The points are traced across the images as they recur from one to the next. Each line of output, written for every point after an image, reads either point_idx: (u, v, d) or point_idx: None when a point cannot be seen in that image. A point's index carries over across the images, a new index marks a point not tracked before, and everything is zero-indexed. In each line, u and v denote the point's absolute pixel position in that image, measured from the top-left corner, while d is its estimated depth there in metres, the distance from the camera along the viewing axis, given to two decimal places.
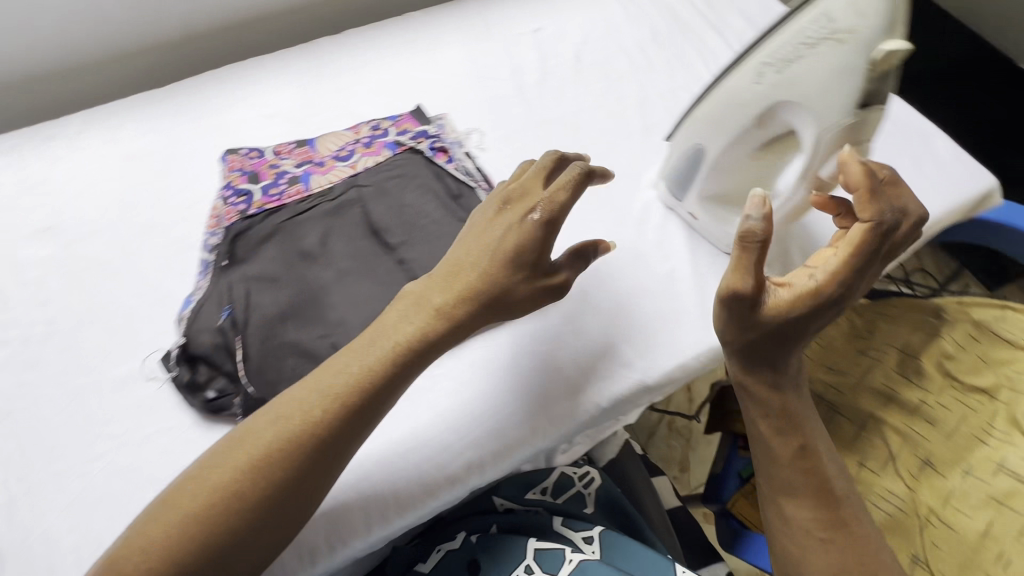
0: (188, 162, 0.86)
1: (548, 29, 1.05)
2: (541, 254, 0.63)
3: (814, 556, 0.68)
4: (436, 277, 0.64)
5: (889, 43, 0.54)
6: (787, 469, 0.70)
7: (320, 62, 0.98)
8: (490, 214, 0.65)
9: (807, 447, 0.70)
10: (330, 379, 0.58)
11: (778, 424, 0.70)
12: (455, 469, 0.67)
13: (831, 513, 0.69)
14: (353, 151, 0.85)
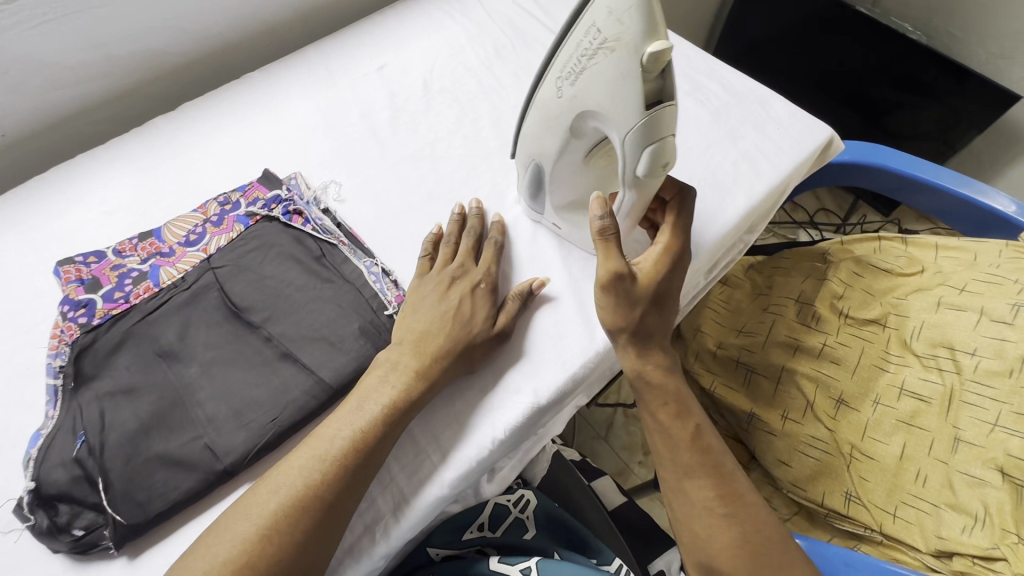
0: (23, 281, 0.79)
1: (394, 64, 1.04)
2: (489, 309, 0.74)
3: (720, 533, 0.67)
4: (405, 343, 0.70)
5: (652, 45, 0.56)
6: (679, 449, 0.71)
7: (157, 142, 0.93)
8: (442, 282, 0.75)
9: (695, 424, 0.72)
10: (244, 525, 0.58)
11: (664, 405, 0.72)
12: (355, 540, 0.65)
13: (726, 487, 0.69)
14: (203, 232, 0.81)
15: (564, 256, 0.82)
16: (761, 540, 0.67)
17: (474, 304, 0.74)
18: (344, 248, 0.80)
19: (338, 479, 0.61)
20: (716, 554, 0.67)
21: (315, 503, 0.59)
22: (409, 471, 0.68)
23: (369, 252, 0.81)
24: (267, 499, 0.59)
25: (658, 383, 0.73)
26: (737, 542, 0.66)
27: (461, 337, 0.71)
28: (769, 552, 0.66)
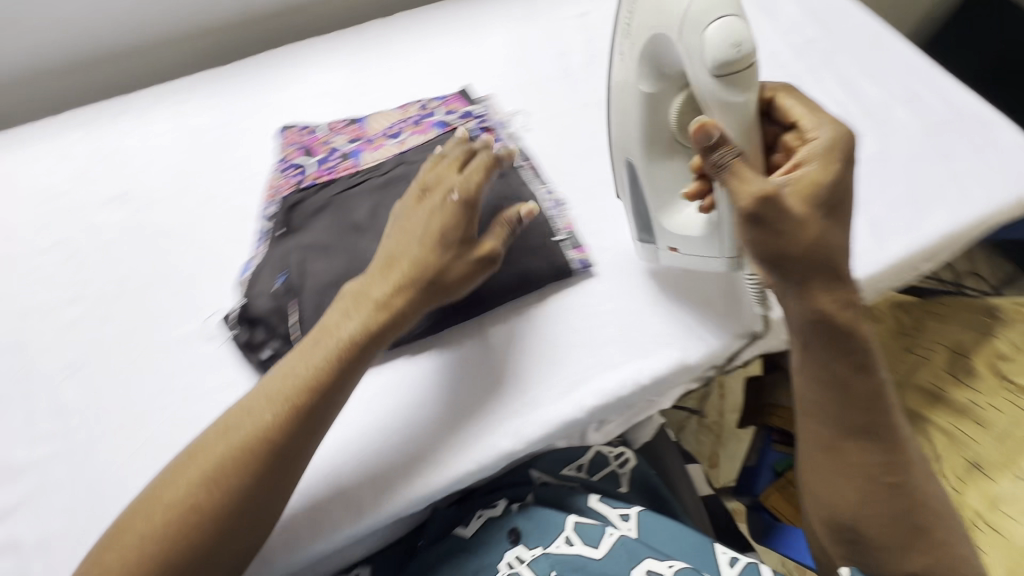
0: (245, 138, 0.90)
1: (595, 12, 1.04)
2: (462, 234, 0.65)
3: (874, 500, 0.62)
4: (374, 271, 0.65)
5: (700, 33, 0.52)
6: (846, 409, 0.62)
7: (370, 43, 1.00)
8: (413, 201, 0.68)
9: (876, 385, 0.62)
10: (241, 424, 0.58)
11: (843, 358, 0.60)
12: (423, 460, 0.67)
13: (894, 457, 0.62)
14: (402, 129, 0.87)
15: None
16: (923, 516, 0.61)
17: (418, 229, 0.66)
18: (526, 171, 0.83)
19: (294, 401, 0.59)
20: (861, 518, 0.62)
21: (281, 416, 0.58)
22: (549, 387, 0.70)
23: (547, 181, 0.84)
24: (245, 410, 0.59)
25: (840, 336, 0.59)
26: (893, 512, 0.61)
27: (429, 266, 0.64)
28: (927, 528, 0.61)
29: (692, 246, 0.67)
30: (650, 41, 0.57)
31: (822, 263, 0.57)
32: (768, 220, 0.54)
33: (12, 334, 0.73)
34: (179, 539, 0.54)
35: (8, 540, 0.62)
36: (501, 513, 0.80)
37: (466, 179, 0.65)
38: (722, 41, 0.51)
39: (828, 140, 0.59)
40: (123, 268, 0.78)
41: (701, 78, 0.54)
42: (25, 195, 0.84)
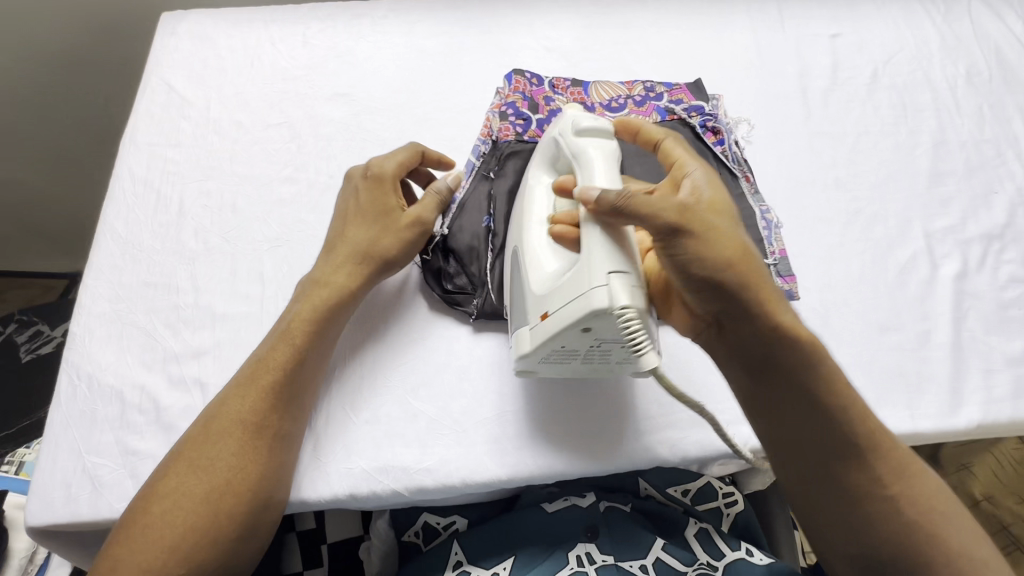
0: (467, 72, 0.90)
1: (849, 37, 0.95)
2: (362, 216, 0.66)
3: (881, 519, 0.54)
4: (327, 257, 0.66)
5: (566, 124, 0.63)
6: (824, 422, 0.55)
7: (606, 10, 0.97)
8: (358, 185, 0.68)
9: (836, 388, 0.56)
10: (236, 377, 0.59)
11: (790, 366, 0.55)
12: (509, 460, 0.63)
13: (873, 460, 0.55)
14: (625, 105, 0.84)
15: (957, 316, 0.72)
16: (934, 521, 0.54)
17: (343, 212, 0.68)
18: (744, 185, 0.78)
19: (290, 349, 0.60)
20: (877, 541, 0.54)
21: (273, 361, 0.59)
22: (717, 409, 0.67)
23: (763, 200, 0.79)
24: (254, 354, 0.61)
25: (801, 344, 0.55)
26: (902, 526, 0.54)
27: (365, 242, 0.65)
28: (942, 538, 0.54)
29: (554, 299, 0.55)
30: (549, 139, 0.64)
31: (747, 276, 0.54)
32: (686, 243, 0.53)
33: (231, 194, 0.78)
34: (240, 475, 0.54)
35: (193, 377, 0.66)
36: (587, 506, 0.75)
37: (384, 157, 0.68)
38: (573, 117, 0.61)
39: (700, 174, 0.58)
40: (335, 162, 0.81)
41: (571, 144, 0.60)
42: (264, 71, 0.89)
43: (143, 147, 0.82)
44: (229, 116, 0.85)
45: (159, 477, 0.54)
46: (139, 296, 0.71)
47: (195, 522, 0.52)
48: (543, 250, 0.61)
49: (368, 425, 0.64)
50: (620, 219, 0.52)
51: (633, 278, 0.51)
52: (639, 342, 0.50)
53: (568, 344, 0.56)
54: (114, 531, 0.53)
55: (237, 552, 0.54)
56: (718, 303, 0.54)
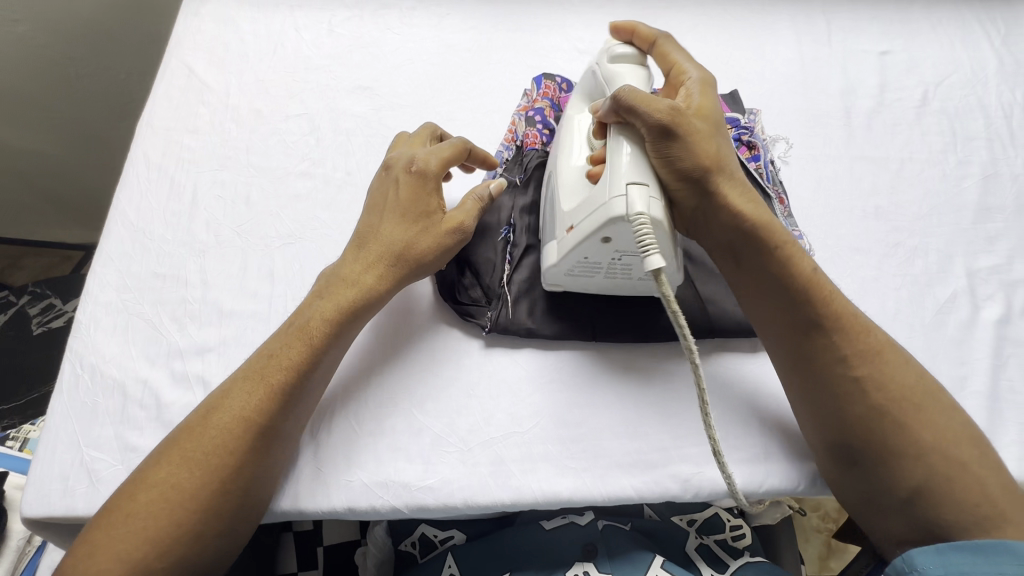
0: (495, 71, 0.87)
1: (899, 55, 0.90)
2: (402, 215, 0.62)
3: (851, 402, 0.53)
4: (356, 249, 0.63)
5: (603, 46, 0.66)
6: (797, 312, 0.55)
7: (644, 13, 0.93)
8: (401, 178, 0.63)
9: (820, 281, 0.56)
10: (248, 369, 0.57)
11: (761, 255, 0.56)
12: (512, 483, 0.61)
13: (851, 348, 0.54)
14: None
15: (997, 363, 0.68)
16: (904, 413, 0.52)
17: (377, 205, 0.64)
18: (778, 207, 0.74)
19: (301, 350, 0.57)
20: (845, 424, 0.53)
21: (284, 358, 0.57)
22: (732, 446, 0.63)
23: (797, 225, 0.75)
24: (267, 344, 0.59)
25: (773, 237, 0.56)
26: (873, 410, 0.52)
27: (399, 241, 0.62)
28: (917, 432, 0.51)
29: (578, 213, 0.57)
30: (585, 71, 0.67)
31: (722, 182, 0.56)
32: (671, 136, 0.54)
33: (245, 186, 0.76)
34: (232, 474, 0.52)
35: (197, 374, 0.65)
36: (585, 522, 0.73)
37: (429, 152, 0.64)
38: (606, 46, 0.64)
39: (696, 78, 0.61)
40: (353, 159, 0.79)
41: (602, 68, 0.63)
42: (287, 59, 0.86)
43: (160, 132, 0.80)
44: (248, 105, 0.82)
45: (152, 460, 0.53)
46: (147, 287, 0.69)
47: (182, 518, 0.50)
48: (573, 173, 0.61)
49: (372, 439, 0.62)
50: (627, 117, 0.55)
51: (651, 192, 0.53)
52: (647, 243, 0.50)
53: (591, 257, 0.58)
54: (98, 514, 0.52)
55: (218, 549, 0.53)
56: (697, 198, 0.56)
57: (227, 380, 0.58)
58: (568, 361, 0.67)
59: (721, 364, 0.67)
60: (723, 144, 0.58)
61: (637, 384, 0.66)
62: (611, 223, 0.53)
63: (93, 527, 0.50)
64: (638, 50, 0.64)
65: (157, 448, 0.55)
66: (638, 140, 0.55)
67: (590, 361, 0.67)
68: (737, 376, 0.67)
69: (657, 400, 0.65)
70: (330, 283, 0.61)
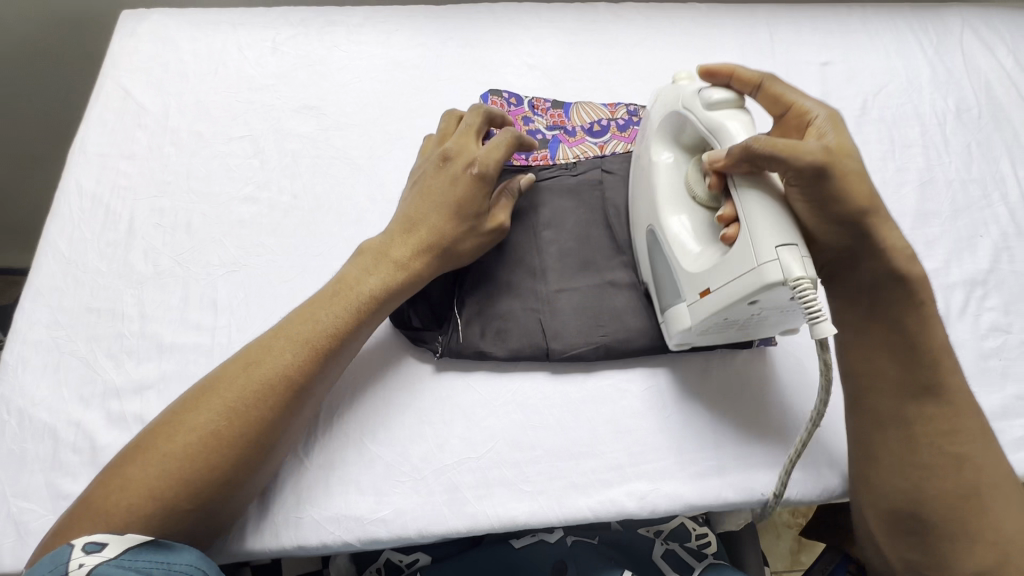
0: (445, 87, 0.86)
1: (840, 66, 0.93)
2: (457, 209, 0.64)
3: (939, 478, 0.54)
4: (401, 229, 0.64)
5: (716, 96, 0.59)
6: (918, 371, 0.55)
7: (593, 27, 0.93)
8: (458, 172, 0.64)
9: (928, 317, 0.56)
10: (291, 332, 0.57)
11: (906, 299, 0.56)
12: (468, 510, 0.60)
13: (959, 426, 0.55)
14: (606, 129, 0.80)
15: None
16: (985, 493, 0.54)
17: (429, 197, 0.64)
18: None
19: (344, 317, 0.59)
20: (923, 499, 0.54)
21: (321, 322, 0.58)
22: (686, 459, 0.63)
23: None
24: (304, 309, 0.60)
25: (895, 254, 0.55)
26: (959, 489, 0.54)
27: (445, 232, 0.63)
28: (991, 515, 0.53)
29: (717, 275, 0.55)
30: (672, 114, 0.63)
31: (879, 224, 0.55)
32: (829, 187, 0.52)
33: (185, 214, 0.74)
34: (258, 432, 0.54)
35: (135, 413, 0.62)
36: (555, 540, 0.73)
37: (488, 153, 0.64)
38: (699, 92, 0.60)
39: (825, 116, 0.57)
40: (300, 181, 0.77)
41: (701, 118, 0.59)
42: (229, 79, 0.84)
43: (94, 158, 0.77)
44: (189, 127, 0.80)
45: (187, 400, 0.55)
46: (81, 322, 0.66)
47: (203, 466, 0.51)
48: (686, 233, 0.60)
49: (323, 472, 0.61)
50: (762, 166, 0.52)
51: (801, 250, 0.50)
52: (816, 309, 0.48)
53: (732, 317, 0.56)
54: (126, 448, 0.53)
55: (231, 500, 0.54)
56: (850, 241, 0.55)
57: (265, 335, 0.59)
58: (522, 383, 0.66)
59: (675, 378, 0.67)
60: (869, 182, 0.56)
61: (590, 403, 0.65)
62: (766, 289, 0.50)
63: (112, 464, 0.52)
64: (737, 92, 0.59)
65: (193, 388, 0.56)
66: (770, 187, 0.53)
67: (544, 383, 0.66)
68: (690, 390, 0.67)
69: (610, 418, 0.65)
70: (374, 256, 0.62)
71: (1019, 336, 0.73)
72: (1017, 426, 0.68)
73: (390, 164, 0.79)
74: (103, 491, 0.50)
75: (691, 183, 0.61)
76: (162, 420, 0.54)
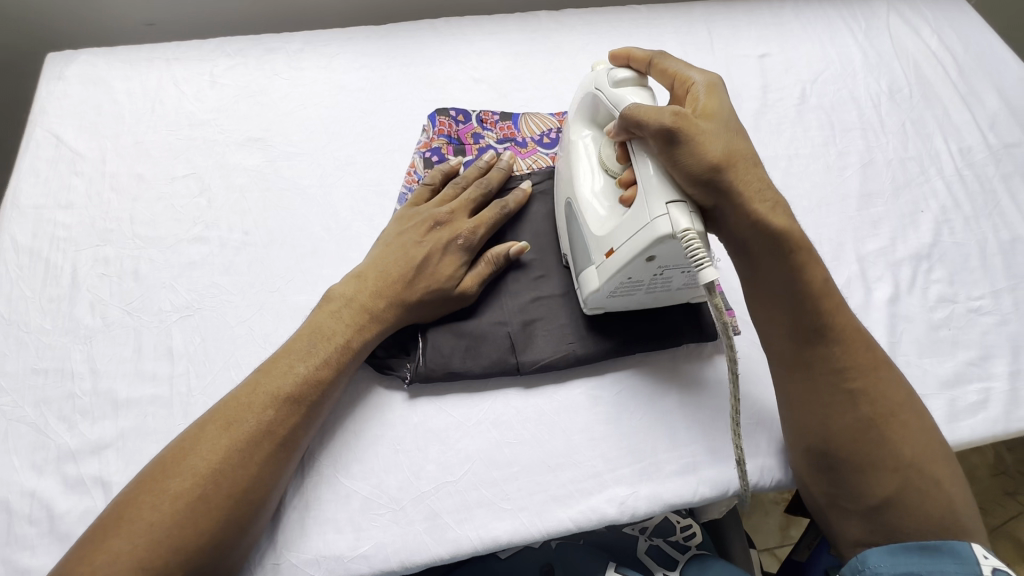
0: (392, 107, 0.85)
1: (776, 57, 0.95)
2: (433, 267, 0.66)
3: (840, 416, 0.56)
4: (377, 280, 0.65)
5: (624, 77, 0.64)
6: (800, 316, 0.57)
7: (536, 36, 0.94)
8: (441, 232, 0.68)
9: (806, 259, 0.56)
10: (267, 383, 0.58)
11: (772, 253, 0.56)
12: (448, 536, 0.59)
13: (847, 362, 0.57)
14: (557, 139, 0.81)
15: (893, 341, 0.73)
16: (890, 426, 0.56)
17: (409, 257, 0.66)
18: None
19: (321, 362, 0.60)
20: (828, 437, 0.56)
21: (296, 369, 0.59)
22: (662, 459, 0.64)
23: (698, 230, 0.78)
24: (279, 355, 0.60)
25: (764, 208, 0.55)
26: (859, 424, 0.56)
27: (419, 289, 0.65)
28: (895, 446, 0.55)
29: (620, 234, 0.58)
30: (587, 95, 0.68)
31: (738, 178, 0.55)
32: (680, 145, 0.55)
33: (131, 261, 0.71)
34: (244, 486, 0.53)
35: (93, 475, 0.59)
36: (540, 546, 0.73)
37: (477, 224, 0.68)
38: (607, 72, 0.65)
39: (701, 83, 0.61)
40: (250, 217, 0.75)
41: (607, 94, 0.64)
42: (168, 117, 0.82)
43: (28, 210, 0.74)
44: (128, 170, 0.77)
45: (165, 462, 0.53)
46: (27, 385, 0.63)
47: (191, 529, 0.50)
48: (593, 199, 0.64)
49: (303, 518, 0.59)
50: (636, 132, 0.58)
51: (689, 206, 0.55)
52: (700, 260, 0.51)
53: (635, 276, 0.59)
54: (101, 520, 0.51)
55: (224, 559, 0.53)
56: (714, 200, 0.55)
57: (240, 387, 0.59)
58: (494, 402, 0.66)
59: (645, 379, 0.68)
60: (740, 141, 0.57)
61: (562, 414, 0.66)
62: (658, 243, 0.54)
63: (86, 541, 0.50)
64: (637, 73, 0.65)
65: (171, 446, 0.55)
66: (644, 149, 0.58)
67: (515, 399, 0.66)
68: (660, 389, 0.67)
69: (584, 427, 0.65)
70: (351, 309, 0.63)
71: (965, 304, 0.77)
72: (971, 391, 0.71)
73: (342, 190, 0.78)
74: (84, 563, 0.48)
75: (602, 161, 0.66)
76: (135, 487, 0.53)
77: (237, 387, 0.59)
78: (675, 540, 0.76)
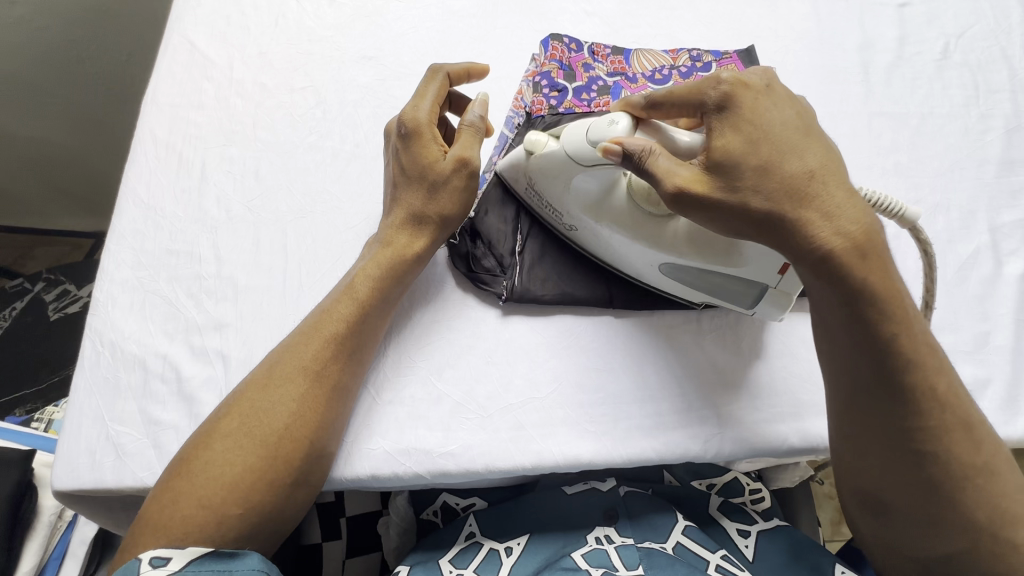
0: (502, 34, 0.84)
1: (919, 7, 0.86)
2: (410, 174, 0.63)
3: None
4: (382, 218, 0.66)
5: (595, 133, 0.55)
6: None
7: None
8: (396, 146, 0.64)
9: (886, 302, 0.47)
10: (335, 300, 0.61)
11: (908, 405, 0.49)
12: (533, 447, 0.61)
13: (943, 450, 0.49)
14: (669, 76, 0.78)
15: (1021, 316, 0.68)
16: None
17: (391, 176, 0.65)
18: None
19: (389, 275, 0.61)
20: None
21: (371, 281, 0.61)
22: (752, 407, 0.63)
23: None
24: (360, 270, 0.62)
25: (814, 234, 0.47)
26: None
27: (413, 203, 0.63)
28: None
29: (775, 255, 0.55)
30: (580, 189, 0.61)
31: (802, 217, 0.47)
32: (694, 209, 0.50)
33: (253, 161, 0.76)
34: (322, 385, 0.57)
35: (215, 349, 0.65)
36: (607, 489, 0.71)
37: (408, 110, 0.63)
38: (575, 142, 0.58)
39: (717, 95, 0.51)
40: (361, 131, 0.78)
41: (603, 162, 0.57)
42: (289, 32, 0.84)
43: (165, 108, 0.79)
44: (253, 79, 0.81)
45: (256, 381, 0.57)
46: (162, 264, 0.70)
47: (280, 424, 0.55)
48: (693, 248, 0.58)
49: (396, 409, 0.63)
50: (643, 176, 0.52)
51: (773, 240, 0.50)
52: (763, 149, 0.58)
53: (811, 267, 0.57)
54: (209, 418, 0.57)
55: (320, 449, 0.57)
56: (802, 254, 0.48)
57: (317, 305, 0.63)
58: (587, 332, 0.66)
59: (741, 327, 0.66)
60: (770, 150, 0.48)
61: (650, 350, 0.65)
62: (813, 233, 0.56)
63: (198, 434, 0.56)
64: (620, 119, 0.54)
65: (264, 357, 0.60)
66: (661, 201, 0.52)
67: (608, 330, 0.66)
68: (754, 338, 0.65)
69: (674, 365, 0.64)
70: (372, 247, 0.64)
71: None
72: None
73: None
74: (202, 452, 0.54)
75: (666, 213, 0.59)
76: (234, 393, 0.58)
77: (308, 315, 0.62)
78: (744, 502, 0.74)
